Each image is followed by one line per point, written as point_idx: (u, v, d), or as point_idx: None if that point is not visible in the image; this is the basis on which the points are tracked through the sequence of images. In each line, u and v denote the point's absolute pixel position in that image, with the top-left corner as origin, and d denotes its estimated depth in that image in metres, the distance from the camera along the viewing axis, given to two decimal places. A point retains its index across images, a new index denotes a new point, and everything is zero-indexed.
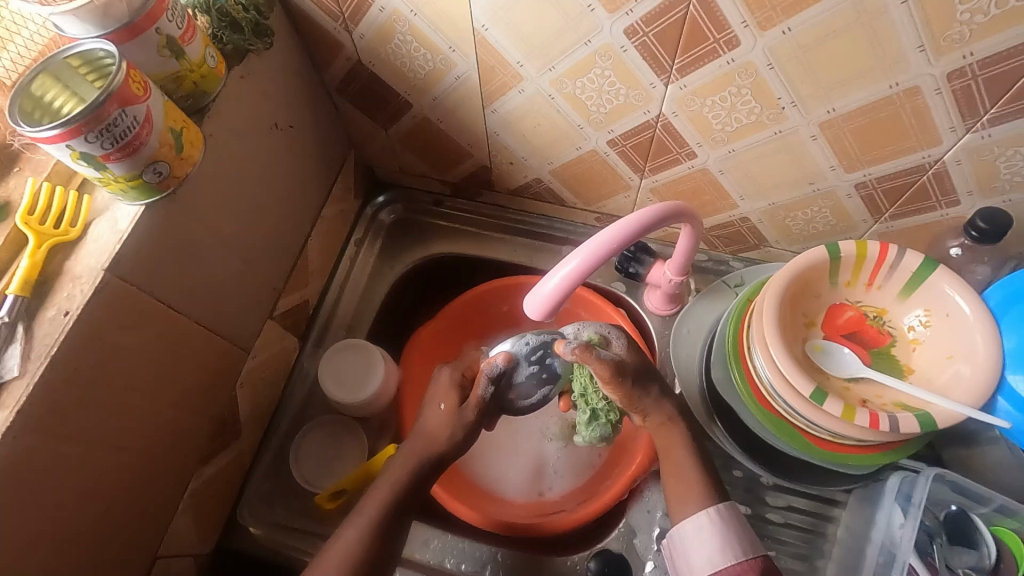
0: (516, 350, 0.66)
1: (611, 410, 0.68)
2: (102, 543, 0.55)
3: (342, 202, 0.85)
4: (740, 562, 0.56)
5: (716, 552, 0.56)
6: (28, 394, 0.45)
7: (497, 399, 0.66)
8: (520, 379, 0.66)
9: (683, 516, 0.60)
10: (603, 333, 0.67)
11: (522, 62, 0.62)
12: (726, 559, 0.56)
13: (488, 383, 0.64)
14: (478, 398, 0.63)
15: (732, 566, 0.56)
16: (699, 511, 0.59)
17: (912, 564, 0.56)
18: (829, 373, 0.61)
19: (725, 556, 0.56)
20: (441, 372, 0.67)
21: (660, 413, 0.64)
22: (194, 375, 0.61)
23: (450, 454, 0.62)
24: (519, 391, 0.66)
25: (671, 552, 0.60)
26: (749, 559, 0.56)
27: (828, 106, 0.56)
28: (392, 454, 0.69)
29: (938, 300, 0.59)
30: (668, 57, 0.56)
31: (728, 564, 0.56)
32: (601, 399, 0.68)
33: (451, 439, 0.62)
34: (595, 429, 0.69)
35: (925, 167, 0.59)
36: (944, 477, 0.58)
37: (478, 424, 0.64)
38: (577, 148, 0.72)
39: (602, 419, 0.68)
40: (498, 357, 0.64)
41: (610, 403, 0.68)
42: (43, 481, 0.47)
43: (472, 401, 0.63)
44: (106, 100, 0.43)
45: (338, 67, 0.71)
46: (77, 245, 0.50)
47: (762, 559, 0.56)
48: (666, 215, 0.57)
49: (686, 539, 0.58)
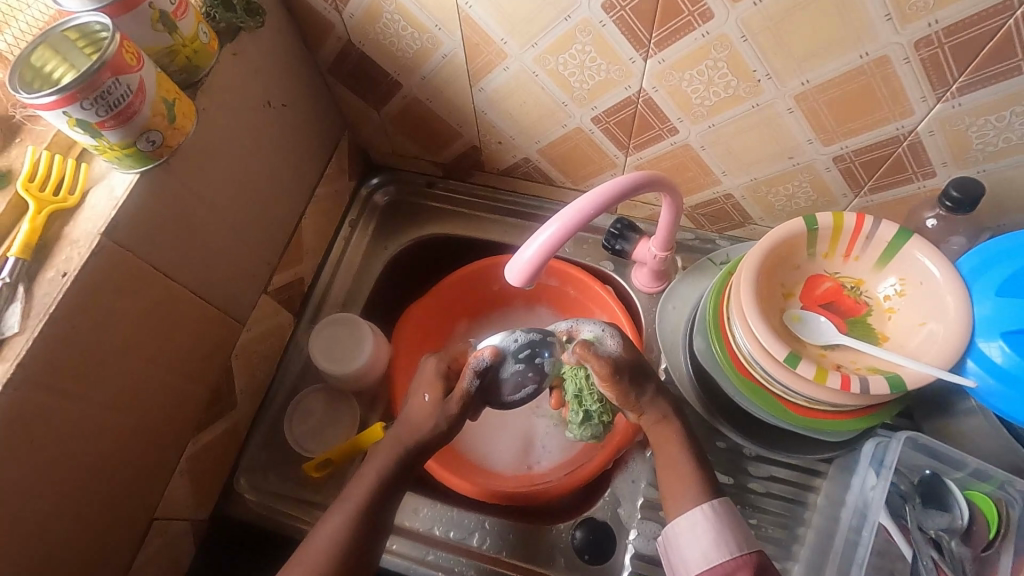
0: (501, 346, 0.65)
1: (604, 412, 0.67)
2: (100, 501, 0.57)
3: (337, 182, 0.87)
4: (735, 557, 0.55)
5: (710, 547, 0.56)
6: (29, 349, 0.47)
7: (482, 394, 0.64)
8: (506, 373, 0.64)
9: (678, 511, 0.59)
10: (598, 332, 0.65)
11: (506, 39, 0.63)
12: (721, 554, 0.55)
13: (473, 376, 0.62)
14: (464, 390, 0.62)
15: (727, 562, 0.55)
16: (695, 507, 0.58)
17: (883, 523, 0.59)
18: (806, 341, 0.62)
19: (720, 552, 0.55)
20: (427, 363, 0.66)
21: (656, 412, 0.63)
22: (189, 342, 0.63)
23: (434, 444, 0.62)
24: (506, 385, 0.64)
25: (667, 549, 0.59)
26: (743, 554, 0.55)
27: (802, 77, 0.57)
28: (379, 437, 0.71)
29: (912, 268, 0.61)
30: (645, 32, 0.58)
31: (723, 560, 0.55)
32: (596, 402, 0.67)
33: (434, 424, 0.62)
34: (588, 429, 0.68)
35: (900, 138, 0.60)
36: (917, 440, 0.60)
37: (462, 416, 0.63)
38: (563, 126, 0.73)
39: (595, 420, 0.68)
40: (485, 352, 0.63)
41: (604, 405, 0.67)
42: (43, 435, 0.49)
43: (457, 394, 0.62)
44: (100, 69, 0.45)
45: (330, 47, 0.73)
46: (75, 212, 0.52)
47: (756, 554, 0.55)
48: (641, 184, 0.58)
49: (680, 536, 0.57)
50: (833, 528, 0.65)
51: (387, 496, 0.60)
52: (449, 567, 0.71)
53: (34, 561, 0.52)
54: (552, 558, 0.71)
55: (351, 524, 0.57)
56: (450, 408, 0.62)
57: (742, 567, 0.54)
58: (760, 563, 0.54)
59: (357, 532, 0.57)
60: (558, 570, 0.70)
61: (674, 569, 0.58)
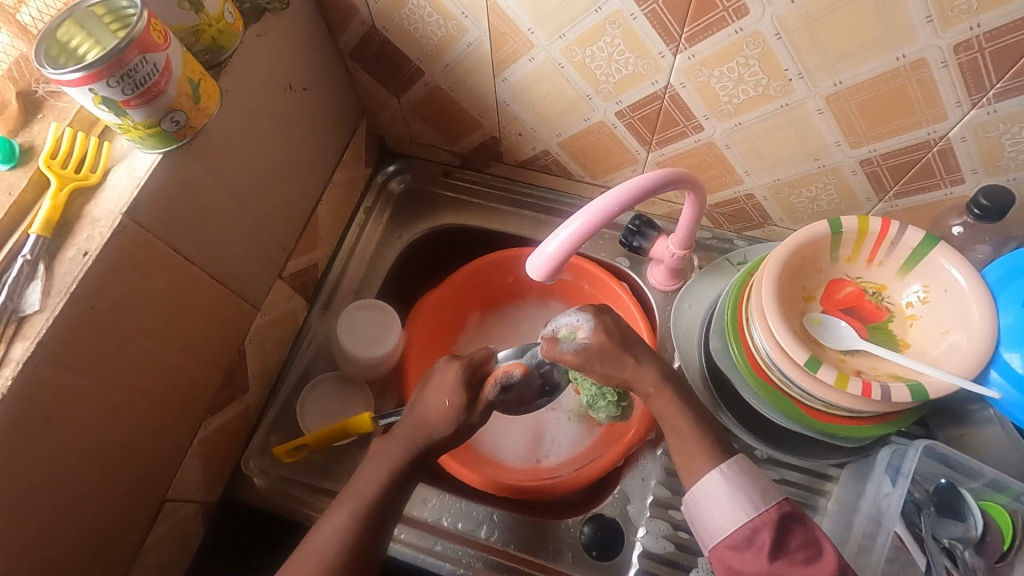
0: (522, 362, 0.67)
1: (605, 393, 0.66)
2: (115, 480, 0.57)
3: (353, 169, 0.86)
4: (754, 518, 0.53)
5: (729, 512, 0.54)
6: (49, 327, 0.47)
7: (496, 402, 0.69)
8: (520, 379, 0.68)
9: (695, 481, 0.57)
10: (572, 323, 0.63)
11: (533, 29, 0.63)
12: (740, 517, 0.54)
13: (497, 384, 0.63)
14: (486, 401, 0.62)
15: (746, 525, 0.53)
16: (710, 473, 0.57)
17: (898, 531, 0.59)
18: (825, 345, 0.61)
19: (738, 517, 0.54)
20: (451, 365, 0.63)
21: None
22: (205, 326, 0.62)
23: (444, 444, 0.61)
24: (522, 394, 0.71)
25: (691, 520, 0.58)
26: (762, 513, 0.53)
27: (835, 78, 0.56)
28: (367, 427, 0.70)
29: (936, 276, 0.60)
30: (677, 26, 0.57)
31: (743, 523, 0.53)
32: (593, 385, 0.66)
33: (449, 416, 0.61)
34: (602, 411, 0.68)
35: (931, 144, 0.59)
36: (934, 449, 0.59)
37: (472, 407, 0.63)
38: (586, 120, 0.72)
39: (603, 403, 0.67)
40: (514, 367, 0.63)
41: (604, 387, 0.66)
42: (61, 413, 0.49)
43: (480, 403, 0.62)
44: (128, 46, 0.44)
45: (352, 32, 0.72)
46: (96, 190, 0.51)
47: (776, 510, 0.54)
48: (671, 178, 0.57)
49: (700, 505, 0.56)
50: (843, 532, 0.65)
51: (398, 485, 0.60)
52: (457, 557, 0.71)
53: (49, 538, 0.52)
54: (559, 552, 0.71)
55: (364, 510, 0.57)
56: (462, 397, 0.62)
57: (764, 527, 0.53)
58: (780, 518, 0.53)
59: (370, 521, 0.57)
60: (566, 565, 0.70)
61: (702, 539, 0.57)
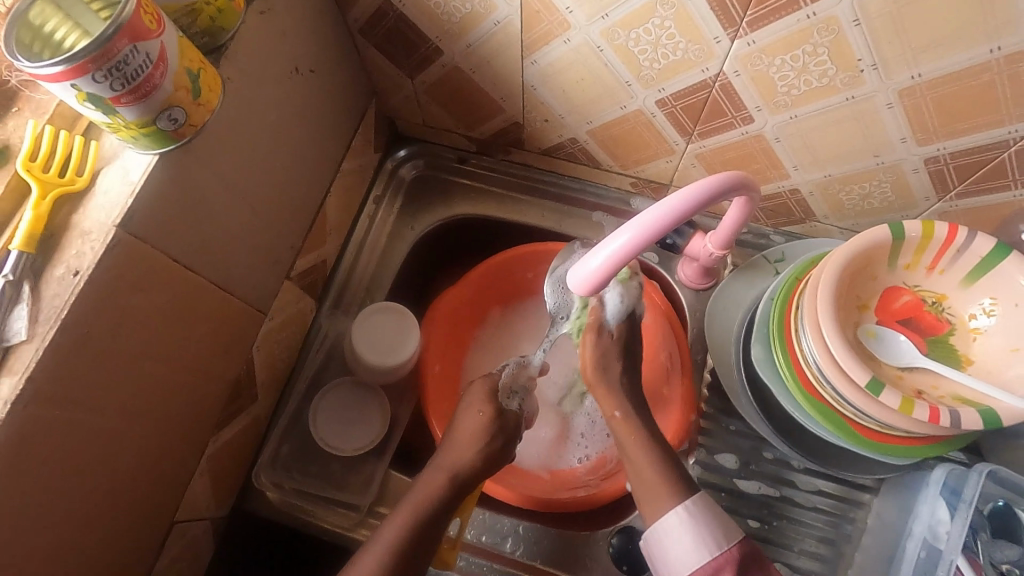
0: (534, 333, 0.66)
1: None
2: (120, 511, 0.52)
3: (362, 155, 0.79)
4: (716, 557, 0.53)
5: (692, 548, 0.54)
6: (40, 359, 0.41)
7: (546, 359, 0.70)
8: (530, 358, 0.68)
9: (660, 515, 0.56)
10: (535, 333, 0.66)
11: (571, 9, 0.56)
12: (703, 555, 0.53)
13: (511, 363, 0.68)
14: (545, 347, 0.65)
15: (710, 563, 0.53)
16: (668, 512, 0.56)
17: (959, 563, 0.55)
18: (882, 361, 0.58)
19: (701, 554, 0.53)
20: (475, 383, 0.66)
21: None
22: (209, 339, 0.57)
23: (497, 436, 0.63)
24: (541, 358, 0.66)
25: (650, 552, 0.57)
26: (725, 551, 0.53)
27: (913, 70, 0.50)
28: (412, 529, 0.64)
29: (1006, 288, 0.55)
30: (739, 9, 0.50)
31: (706, 561, 0.53)
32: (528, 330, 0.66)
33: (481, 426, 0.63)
34: None
35: (1009, 143, 0.54)
36: (997, 473, 0.57)
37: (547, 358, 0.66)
38: (622, 107, 0.66)
39: None
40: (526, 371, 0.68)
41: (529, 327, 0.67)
42: (56, 451, 0.44)
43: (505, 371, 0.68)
44: (115, 34, 0.38)
45: (364, 7, 0.65)
46: (84, 197, 0.45)
47: (736, 549, 0.53)
48: (698, 205, 0.53)
49: (663, 541, 0.55)
50: (893, 553, 0.63)
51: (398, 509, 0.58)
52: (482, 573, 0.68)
53: None
54: (588, 566, 0.68)
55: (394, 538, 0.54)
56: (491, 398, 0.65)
57: (728, 564, 0.52)
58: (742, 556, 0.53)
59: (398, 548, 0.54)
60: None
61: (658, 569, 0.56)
